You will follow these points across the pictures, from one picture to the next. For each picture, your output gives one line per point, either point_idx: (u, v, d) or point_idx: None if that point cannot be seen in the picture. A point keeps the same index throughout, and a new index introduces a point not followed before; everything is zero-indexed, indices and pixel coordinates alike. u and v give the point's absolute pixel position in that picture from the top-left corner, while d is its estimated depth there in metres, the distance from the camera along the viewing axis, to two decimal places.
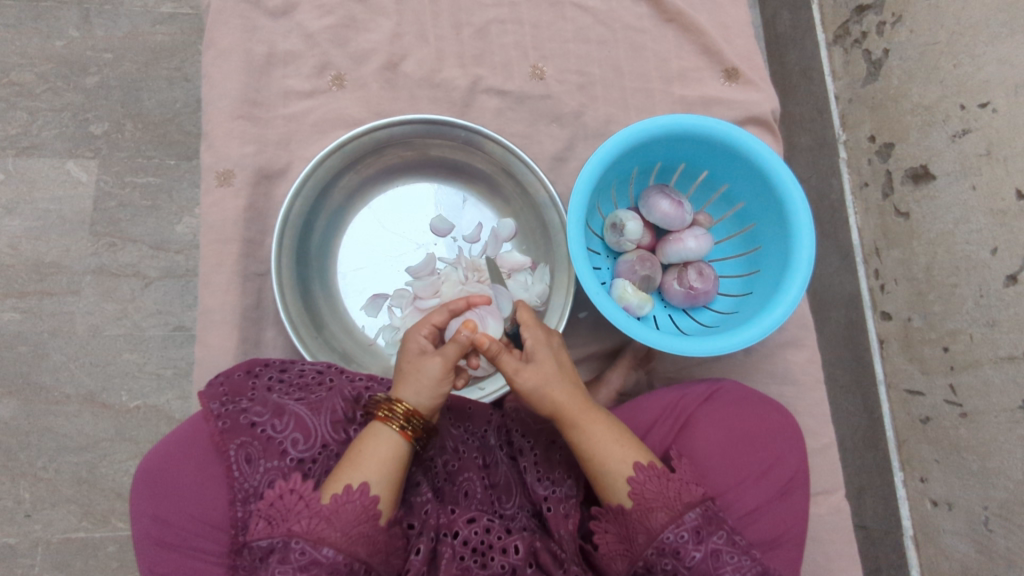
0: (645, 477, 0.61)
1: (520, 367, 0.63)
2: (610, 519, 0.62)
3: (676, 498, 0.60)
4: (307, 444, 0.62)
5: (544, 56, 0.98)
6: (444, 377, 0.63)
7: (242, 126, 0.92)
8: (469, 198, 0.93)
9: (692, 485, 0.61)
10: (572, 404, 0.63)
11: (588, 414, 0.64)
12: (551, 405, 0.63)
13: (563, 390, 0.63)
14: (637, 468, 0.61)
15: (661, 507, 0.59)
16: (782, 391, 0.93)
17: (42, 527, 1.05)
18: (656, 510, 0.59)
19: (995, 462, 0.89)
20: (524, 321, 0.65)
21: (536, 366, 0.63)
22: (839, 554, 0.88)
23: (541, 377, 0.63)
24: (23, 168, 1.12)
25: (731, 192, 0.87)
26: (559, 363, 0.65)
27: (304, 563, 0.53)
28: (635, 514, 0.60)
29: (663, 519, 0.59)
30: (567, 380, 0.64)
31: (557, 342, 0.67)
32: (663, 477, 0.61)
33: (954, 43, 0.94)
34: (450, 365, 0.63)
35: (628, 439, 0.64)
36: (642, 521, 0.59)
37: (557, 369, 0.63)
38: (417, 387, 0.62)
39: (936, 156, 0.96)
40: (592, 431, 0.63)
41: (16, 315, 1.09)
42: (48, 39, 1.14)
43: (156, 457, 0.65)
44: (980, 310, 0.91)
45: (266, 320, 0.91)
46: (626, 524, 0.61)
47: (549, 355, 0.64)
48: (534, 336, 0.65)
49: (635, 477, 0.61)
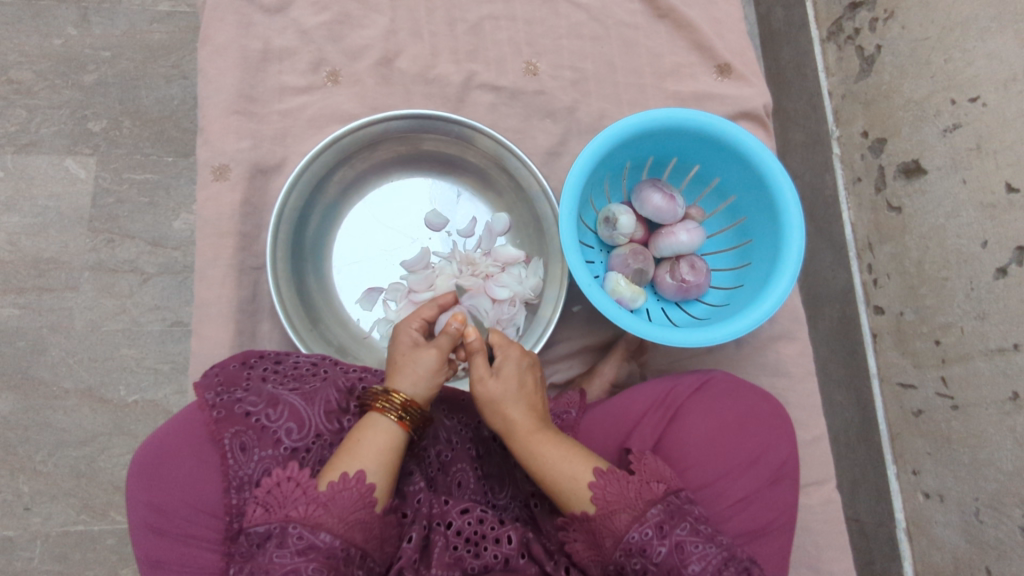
0: (605, 481, 0.60)
1: (485, 376, 0.65)
2: (578, 528, 0.61)
3: (637, 498, 0.60)
4: (301, 433, 0.63)
5: (538, 52, 0.98)
6: (439, 367, 0.65)
7: (237, 121, 0.92)
8: (463, 192, 0.94)
9: (652, 483, 0.61)
10: (525, 424, 0.64)
11: (537, 437, 0.63)
12: (502, 422, 0.65)
13: (517, 410, 0.64)
14: (597, 472, 0.61)
15: (623, 508, 0.59)
16: (773, 384, 0.94)
17: (41, 521, 1.06)
18: (618, 512, 0.59)
19: (985, 454, 0.89)
20: (496, 342, 0.68)
21: (499, 379, 0.65)
22: (829, 545, 0.89)
23: (499, 393, 0.65)
24: (22, 166, 1.13)
25: (722, 185, 0.87)
26: (524, 381, 0.66)
27: (302, 547, 0.54)
28: (599, 520, 0.59)
29: (626, 520, 0.59)
30: (524, 400, 0.65)
31: (529, 362, 0.68)
32: (623, 478, 0.61)
33: (945, 38, 0.94)
34: (444, 356, 0.66)
35: (580, 454, 0.63)
36: (607, 524, 0.59)
37: (516, 387, 0.65)
38: (414, 377, 0.64)
39: (927, 151, 0.97)
40: (544, 453, 0.62)
41: (16, 311, 1.09)
42: (47, 37, 1.15)
43: (152, 446, 0.66)
44: (970, 302, 0.91)
45: (261, 313, 0.91)
46: (592, 530, 0.60)
47: (514, 373, 0.66)
48: (504, 353, 0.67)
49: (596, 482, 0.60)
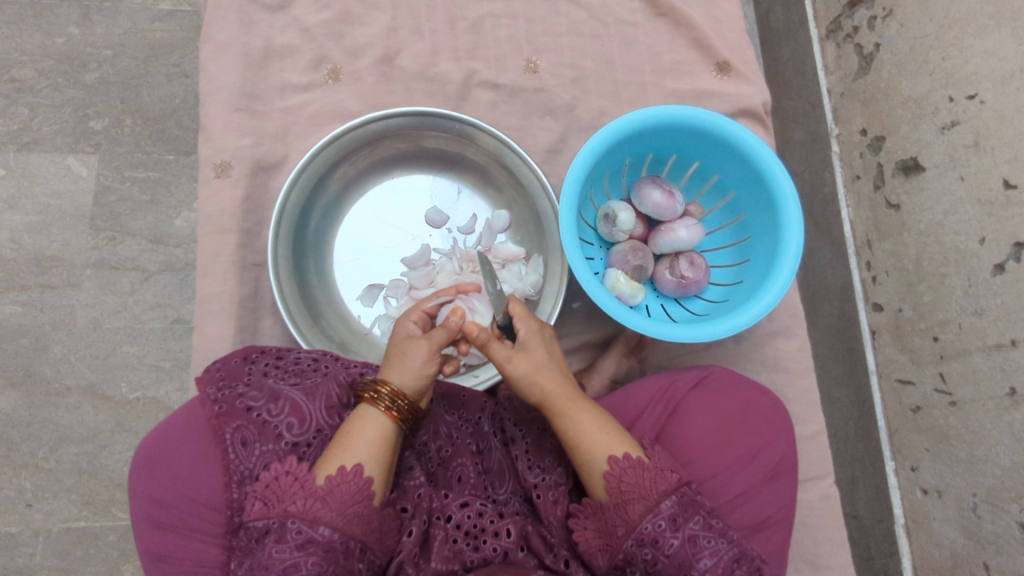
0: (621, 470, 0.61)
1: (512, 355, 0.64)
2: (589, 515, 0.62)
3: (652, 488, 0.60)
4: (301, 428, 0.63)
5: (538, 50, 0.99)
6: (429, 360, 0.64)
7: (239, 119, 0.93)
8: (464, 189, 0.94)
9: (667, 473, 0.62)
10: (563, 393, 0.65)
11: (577, 405, 0.65)
12: (538, 392, 0.65)
13: (553, 379, 0.65)
14: (611, 462, 0.61)
15: (638, 498, 0.60)
16: (772, 380, 0.94)
17: (43, 517, 1.06)
18: (632, 502, 0.60)
19: (983, 449, 0.90)
20: (516, 313, 0.66)
21: (529, 353, 0.65)
22: (828, 540, 0.90)
23: (531, 366, 0.64)
24: (24, 163, 1.14)
25: (722, 182, 0.88)
26: (551, 352, 0.67)
27: (301, 542, 0.54)
28: (613, 508, 0.60)
29: (640, 510, 0.59)
30: (557, 370, 0.65)
31: (549, 334, 0.68)
32: (639, 467, 0.61)
33: (942, 36, 0.95)
34: (437, 349, 0.65)
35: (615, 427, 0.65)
36: (620, 514, 0.60)
37: (548, 356, 0.65)
38: (402, 368, 0.64)
39: (925, 148, 0.97)
40: (582, 421, 0.64)
41: (18, 308, 1.10)
42: (49, 36, 1.16)
43: (154, 440, 0.67)
44: (968, 299, 0.92)
45: (262, 310, 0.92)
46: (605, 518, 0.61)
47: (541, 345, 0.66)
48: (527, 326, 0.66)
49: (612, 471, 0.61)
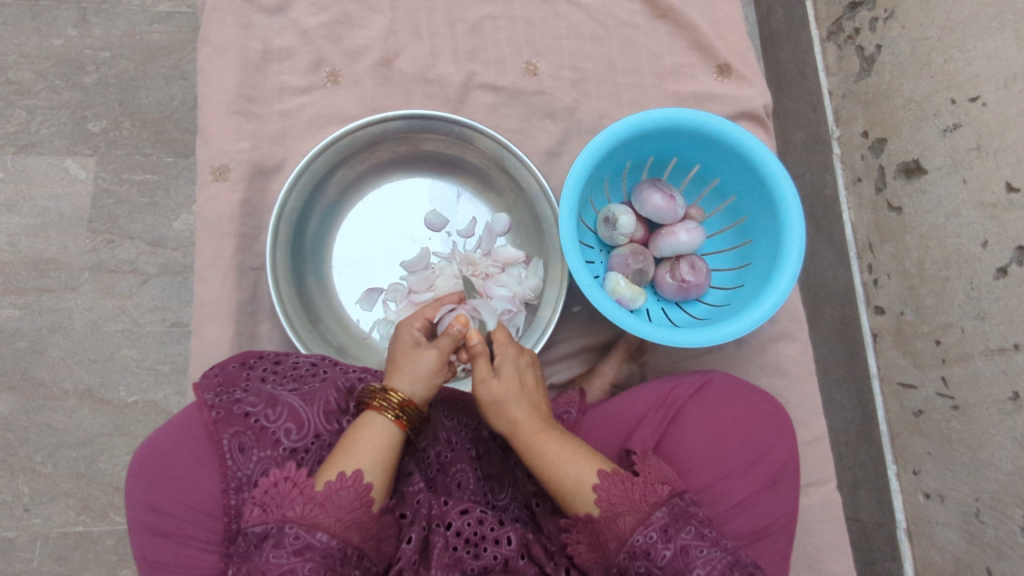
0: (610, 484, 0.60)
1: (487, 378, 0.64)
2: (581, 529, 0.60)
3: (642, 501, 0.59)
4: (299, 433, 0.63)
5: (538, 52, 0.98)
6: (438, 369, 0.64)
7: (237, 122, 0.92)
8: (463, 192, 0.94)
9: (657, 485, 0.61)
10: (527, 425, 0.64)
11: (542, 437, 0.63)
12: (505, 422, 0.64)
13: (520, 410, 0.64)
14: (601, 475, 0.60)
15: (628, 511, 0.59)
16: (774, 384, 0.94)
17: (41, 521, 1.06)
18: (623, 515, 0.59)
19: (986, 454, 0.89)
20: (497, 341, 0.67)
21: (501, 380, 0.64)
22: (829, 545, 0.89)
23: (501, 393, 0.64)
24: (22, 166, 1.13)
25: (723, 185, 0.87)
26: (524, 380, 0.66)
27: (298, 547, 0.54)
28: (604, 522, 0.59)
29: (631, 523, 0.58)
30: (526, 400, 0.64)
31: (527, 361, 0.68)
32: (627, 481, 0.60)
33: (945, 38, 0.94)
34: (444, 358, 0.65)
35: (583, 454, 0.63)
36: (612, 527, 0.59)
37: (518, 387, 0.64)
38: (411, 377, 0.63)
39: (927, 150, 0.96)
40: (549, 452, 0.62)
41: (15, 312, 1.09)
42: (47, 38, 1.15)
43: (151, 446, 0.66)
44: (971, 302, 0.91)
45: (261, 314, 0.91)
46: (596, 532, 0.59)
47: (514, 373, 0.65)
48: (503, 353, 0.66)
49: (601, 485, 0.60)
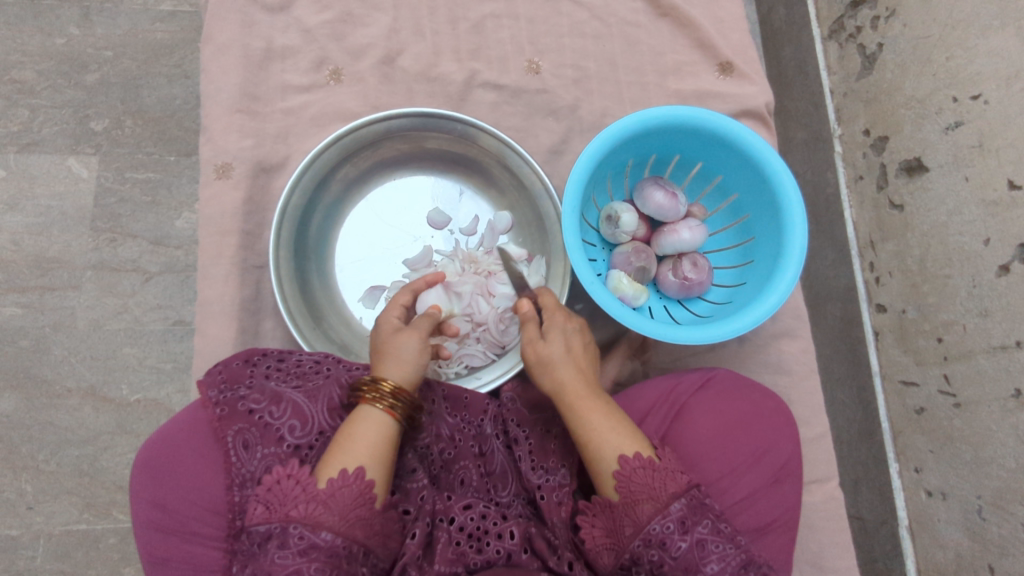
0: (631, 471, 0.60)
1: (533, 339, 0.69)
2: (597, 513, 0.62)
3: (662, 489, 0.59)
4: (304, 430, 0.63)
5: (540, 50, 0.98)
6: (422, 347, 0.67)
7: (239, 120, 0.92)
8: (465, 190, 0.94)
9: (677, 474, 0.61)
10: (572, 387, 0.65)
11: (584, 400, 0.64)
12: (551, 382, 0.67)
13: (565, 371, 0.66)
14: (622, 461, 0.60)
15: (647, 499, 0.59)
16: (776, 381, 0.94)
17: (44, 520, 1.06)
18: (642, 503, 0.59)
19: (988, 451, 0.89)
20: (545, 302, 0.74)
21: (547, 342, 0.68)
22: (832, 543, 0.89)
23: (547, 354, 0.67)
24: (24, 165, 1.13)
25: (725, 183, 0.87)
26: (571, 345, 0.69)
27: (303, 547, 0.54)
28: (622, 508, 0.60)
29: (649, 511, 0.59)
30: (572, 363, 0.67)
31: (575, 327, 0.71)
32: (649, 468, 0.60)
33: (946, 36, 0.94)
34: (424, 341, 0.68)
35: (624, 426, 0.63)
36: (629, 514, 0.59)
37: (563, 347, 0.67)
38: (397, 362, 0.65)
39: (929, 148, 0.96)
40: (590, 417, 0.63)
41: (17, 310, 1.10)
42: (49, 37, 1.15)
43: (156, 443, 0.66)
44: (973, 299, 0.91)
45: (264, 311, 0.92)
46: (613, 518, 0.60)
47: (561, 337, 0.68)
48: (552, 319, 0.71)
49: (622, 472, 0.60)
